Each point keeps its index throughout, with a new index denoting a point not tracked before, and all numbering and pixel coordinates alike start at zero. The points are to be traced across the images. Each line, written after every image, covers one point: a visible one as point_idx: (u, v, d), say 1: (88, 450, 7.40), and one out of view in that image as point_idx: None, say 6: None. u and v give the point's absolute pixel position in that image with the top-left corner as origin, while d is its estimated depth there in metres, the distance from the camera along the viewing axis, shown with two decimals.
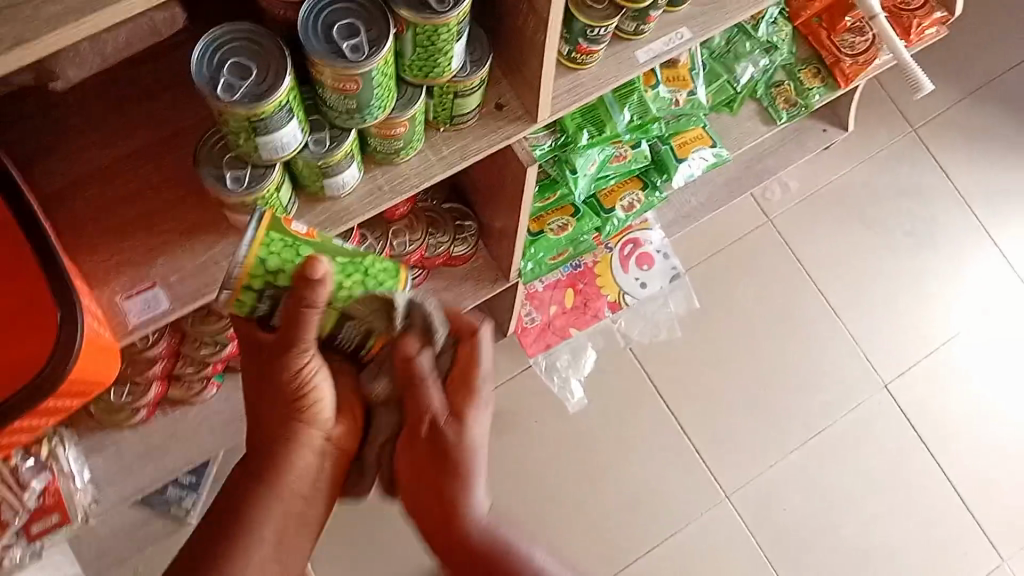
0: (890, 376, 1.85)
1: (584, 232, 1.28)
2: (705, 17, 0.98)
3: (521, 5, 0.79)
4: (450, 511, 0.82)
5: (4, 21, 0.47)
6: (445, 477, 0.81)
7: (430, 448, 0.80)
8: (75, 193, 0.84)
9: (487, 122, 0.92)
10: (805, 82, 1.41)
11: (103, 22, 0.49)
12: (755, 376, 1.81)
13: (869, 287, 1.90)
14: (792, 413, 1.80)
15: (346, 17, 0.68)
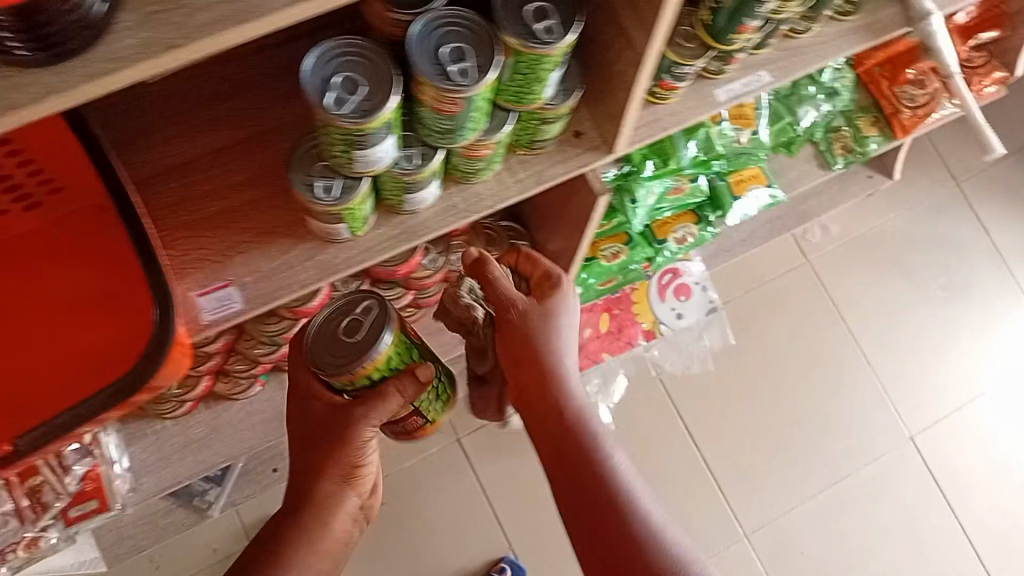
0: (916, 428, 1.84)
1: (635, 261, 1.28)
2: (785, 61, 0.98)
3: (616, 39, 0.79)
4: (539, 397, 0.87)
5: (152, 25, 0.47)
6: (535, 367, 0.88)
7: (516, 337, 0.89)
8: (157, 185, 0.84)
9: (564, 149, 0.92)
10: (863, 129, 1.40)
11: (244, 35, 0.49)
12: (782, 415, 1.81)
13: (901, 337, 1.90)
14: (816, 457, 1.80)
15: (456, 38, 0.68)
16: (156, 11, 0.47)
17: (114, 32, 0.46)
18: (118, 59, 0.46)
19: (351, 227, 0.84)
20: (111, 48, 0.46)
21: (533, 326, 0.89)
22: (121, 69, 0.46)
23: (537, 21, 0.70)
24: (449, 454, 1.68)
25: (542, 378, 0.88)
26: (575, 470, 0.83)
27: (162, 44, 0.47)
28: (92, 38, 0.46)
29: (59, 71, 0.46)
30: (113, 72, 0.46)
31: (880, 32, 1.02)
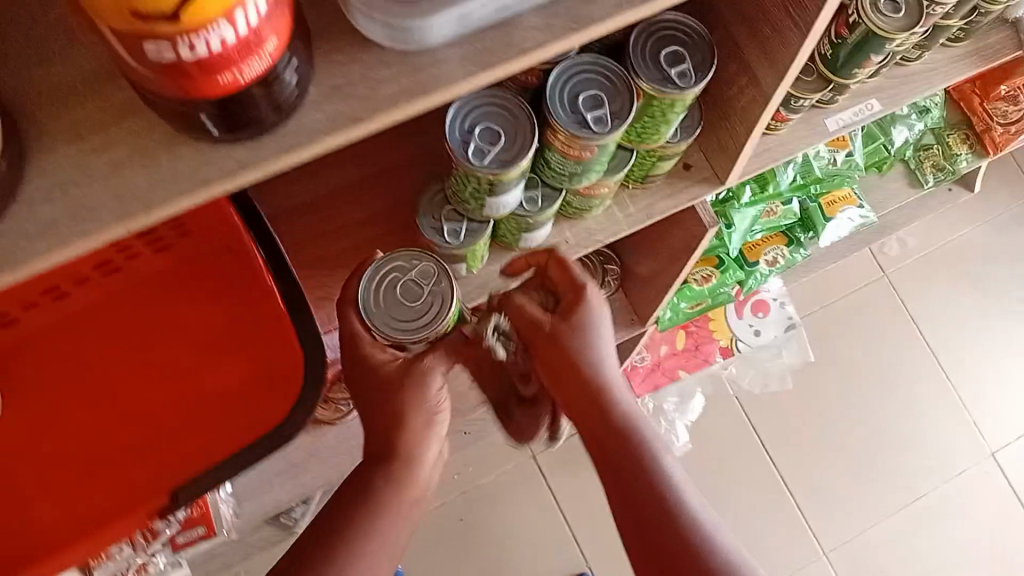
0: (998, 445, 1.80)
1: (726, 284, 1.26)
2: (895, 89, 0.97)
3: (738, 77, 0.79)
4: (585, 403, 0.77)
5: (339, 99, 0.47)
6: (576, 379, 0.77)
7: (552, 346, 0.77)
8: (280, 226, 0.86)
9: (673, 182, 0.91)
10: (953, 147, 1.38)
11: (425, 106, 0.49)
12: (859, 431, 1.78)
13: (982, 351, 1.86)
14: (894, 473, 1.77)
15: (591, 87, 0.69)
16: (342, 84, 0.48)
17: (304, 107, 0.47)
18: (308, 133, 0.47)
19: (469, 266, 0.85)
20: (302, 123, 0.47)
21: (569, 333, 0.77)
22: (310, 143, 0.47)
23: (672, 66, 0.69)
24: (525, 471, 1.68)
25: (584, 383, 0.77)
26: (626, 476, 0.74)
27: (351, 117, 0.47)
28: (285, 116, 0.46)
29: (251, 147, 0.47)
30: (304, 146, 0.47)
31: (990, 57, 1.00)
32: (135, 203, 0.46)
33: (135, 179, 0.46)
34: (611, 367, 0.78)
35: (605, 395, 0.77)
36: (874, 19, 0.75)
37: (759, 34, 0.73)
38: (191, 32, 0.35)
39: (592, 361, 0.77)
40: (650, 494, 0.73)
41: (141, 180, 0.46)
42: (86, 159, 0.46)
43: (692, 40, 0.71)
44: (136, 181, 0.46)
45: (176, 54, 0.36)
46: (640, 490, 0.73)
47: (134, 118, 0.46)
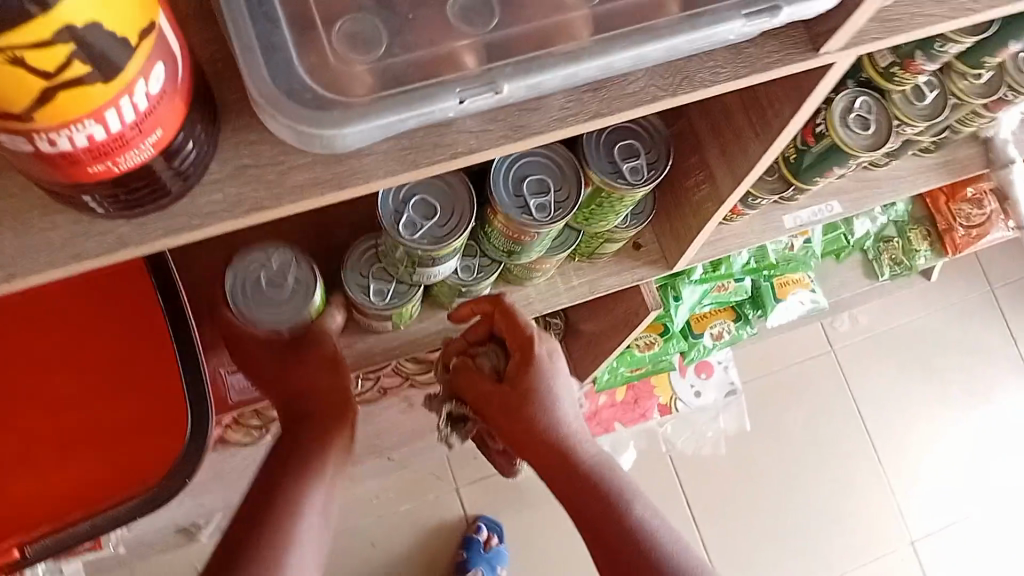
0: (920, 531, 1.81)
1: (668, 352, 1.24)
2: (859, 193, 0.95)
3: (696, 170, 0.75)
4: (546, 451, 0.77)
5: (241, 181, 0.43)
6: (540, 433, 0.77)
7: (508, 405, 0.78)
8: (199, 254, 0.80)
9: (621, 260, 0.88)
10: (914, 242, 1.37)
11: (337, 198, 0.45)
12: (786, 503, 1.78)
13: (917, 437, 1.86)
14: (816, 547, 1.77)
15: (537, 170, 0.65)
16: (249, 166, 0.43)
17: (201, 187, 0.43)
18: (202, 215, 0.43)
19: (397, 323, 0.81)
20: (196, 203, 0.43)
21: (531, 389, 0.77)
22: (201, 228, 0.43)
23: (625, 159, 0.66)
24: (445, 502, 1.68)
25: (542, 435, 0.77)
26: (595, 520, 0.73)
27: (252, 204, 0.43)
28: (176, 197, 0.42)
29: (135, 223, 0.42)
30: (193, 230, 0.43)
31: (958, 172, 0.98)
32: None
33: (0, 243, 0.42)
34: (571, 420, 0.79)
35: (570, 446, 0.77)
36: (841, 134, 0.73)
37: (722, 133, 0.70)
38: (49, 130, 0.31)
39: (552, 416, 0.77)
40: (627, 537, 0.72)
41: (7, 245, 0.42)
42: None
43: (648, 133, 0.68)
44: (1, 245, 0.41)
45: (35, 146, 0.32)
46: (615, 533, 0.72)
47: (7, 175, 0.42)
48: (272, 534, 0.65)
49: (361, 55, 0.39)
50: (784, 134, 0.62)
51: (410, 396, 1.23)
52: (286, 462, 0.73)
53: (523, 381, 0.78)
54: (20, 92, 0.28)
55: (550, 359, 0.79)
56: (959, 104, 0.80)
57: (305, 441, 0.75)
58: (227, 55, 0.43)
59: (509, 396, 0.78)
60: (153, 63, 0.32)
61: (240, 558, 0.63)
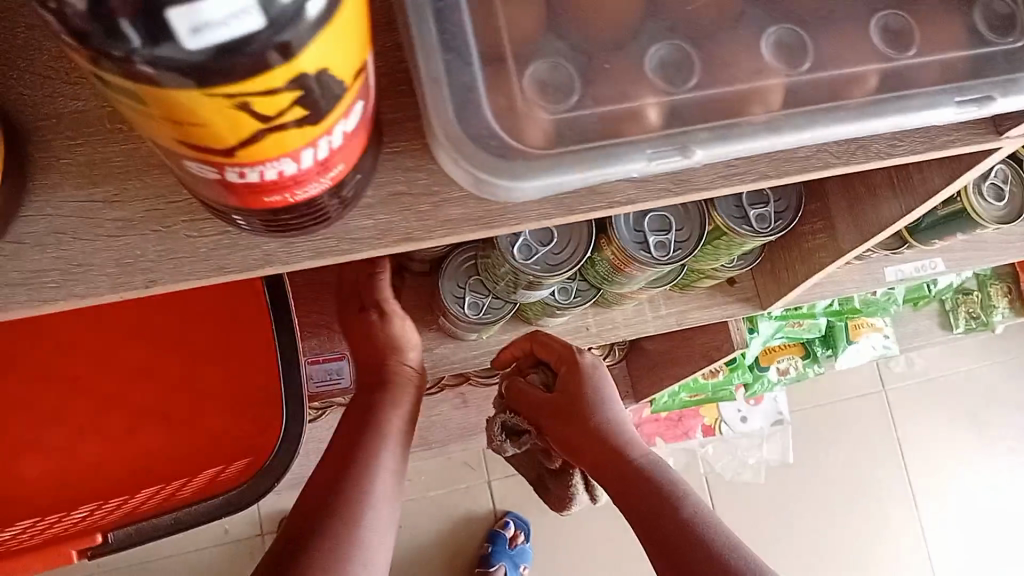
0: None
1: (731, 381, 1.22)
2: (964, 253, 0.91)
3: (814, 218, 0.72)
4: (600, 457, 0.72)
5: (393, 209, 0.41)
6: (588, 435, 0.73)
7: (560, 414, 0.76)
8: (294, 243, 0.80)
9: (714, 295, 0.85)
10: (994, 298, 1.32)
11: (484, 233, 0.43)
12: (816, 539, 1.75)
13: (965, 490, 1.82)
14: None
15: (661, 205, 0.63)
16: (402, 194, 0.41)
17: (350, 211, 0.41)
18: (352, 240, 0.41)
19: (480, 333, 0.79)
20: (345, 226, 0.41)
21: (577, 394, 0.75)
22: (351, 252, 0.41)
23: (752, 206, 0.63)
24: (475, 494, 1.67)
25: (593, 443, 0.73)
26: (652, 518, 0.66)
27: (401, 234, 0.41)
28: (330, 221, 0.40)
29: (281, 241, 0.41)
30: (342, 254, 0.41)
31: None
32: (137, 272, 0.40)
33: (143, 247, 0.40)
34: (625, 425, 0.74)
35: (621, 447, 0.72)
36: (974, 203, 0.69)
37: (851, 187, 0.67)
38: (241, 164, 0.29)
39: (601, 421, 0.74)
40: (678, 534, 0.64)
41: (149, 249, 0.40)
42: (92, 208, 0.40)
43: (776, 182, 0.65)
44: (143, 247, 0.40)
45: (222, 176, 0.30)
46: (663, 531, 0.65)
47: (157, 177, 0.40)
48: (324, 522, 0.63)
49: (561, 100, 0.37)
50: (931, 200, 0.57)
51: (464, 393, 1.22)
52: (342, 443, 0.70)
53: (568, 387, 0.76)
54: (226, 130, 0.26)
55: (596, 366, 0.77)
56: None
57: (362, 421, 0.71)
58: (394, 73, 0.41)
59: (557, 405, 0.76)
60: (355, 103, 0.30)
61: (297, 546, 0.61)
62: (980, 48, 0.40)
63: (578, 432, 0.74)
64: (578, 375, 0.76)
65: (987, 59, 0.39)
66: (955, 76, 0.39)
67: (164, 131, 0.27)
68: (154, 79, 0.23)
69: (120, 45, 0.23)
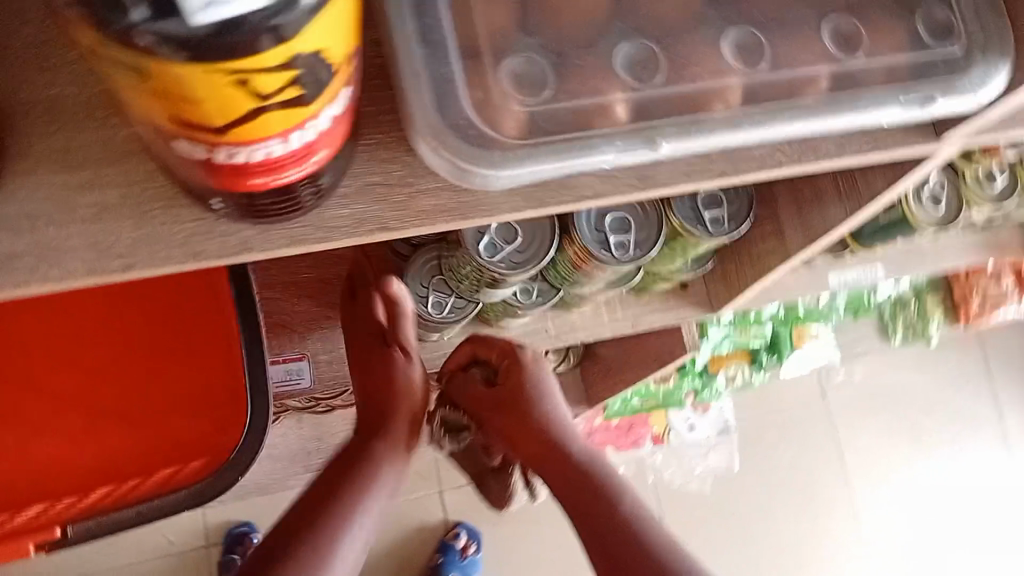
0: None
1: (680, 387, 1.25)
2: (903, 260, 0.96)
3: (763, 221, 0.75)
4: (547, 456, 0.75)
5: (368, 197, 0.42)
6: (535, 435, 0.76)
7: (500, 410, 0.78)
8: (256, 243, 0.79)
9: (668, 299, 0.87)
10: (929, 308, 1.38)
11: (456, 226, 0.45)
12: (760, 545, 1.78)
13: (903, 500, 1.88)
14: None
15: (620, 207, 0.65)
16: (377, 184, 0.42)
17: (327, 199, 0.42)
18: (328, 230, 0.42)
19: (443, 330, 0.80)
20: (321, 214, 0.42)
21: (520, 390, 0.77)
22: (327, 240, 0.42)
23: (708, 208, 0.66)
24: (428, 504, 1.67)
25: (541, 444, 0.76)
26: (596, 512, 0.69)
27: (375, 222, 0.42)
28: (304, 209, 0.41)
29: (258, 228, 0.41)
30: (319, 242, 0.42)
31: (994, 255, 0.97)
32: (113, 258, 0.41)
33: (113, 232, 0.41)
34: (561, 418, 0.78)
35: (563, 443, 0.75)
36: (913, 206, 0.72)
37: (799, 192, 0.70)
38: (233, 145, 0.30)
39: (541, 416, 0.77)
40: (619, 528, 0.68)
41: (126, 236, 0.41)
42: (61, 194, 0.40)
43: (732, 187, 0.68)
44: (120, 233, 0.41)
45: (210, 156, 0.31)
46: (606, 522, 0.68)
47: (128, 166, 0.41)
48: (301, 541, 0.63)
49: (532, 95, 0.40)
50: (873, 204, 0.60)
51: None
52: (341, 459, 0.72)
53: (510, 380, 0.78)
54: (215, 106, 0.27)
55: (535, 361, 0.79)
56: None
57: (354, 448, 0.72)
58: (371, 64, 0.43)
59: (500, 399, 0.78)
60: (344, 88, 0.31)
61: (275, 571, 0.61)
62: (919, 54, 0.43)
63: (524, 427, 0.77)
64: (519, 372, 0.78)
65: (927, 63, 0.42)
66: (900, 77, 0.42)
67: (156, 106, 0.28)
68: (151, 49, 0.25)
69: (119, 18, 0.25)
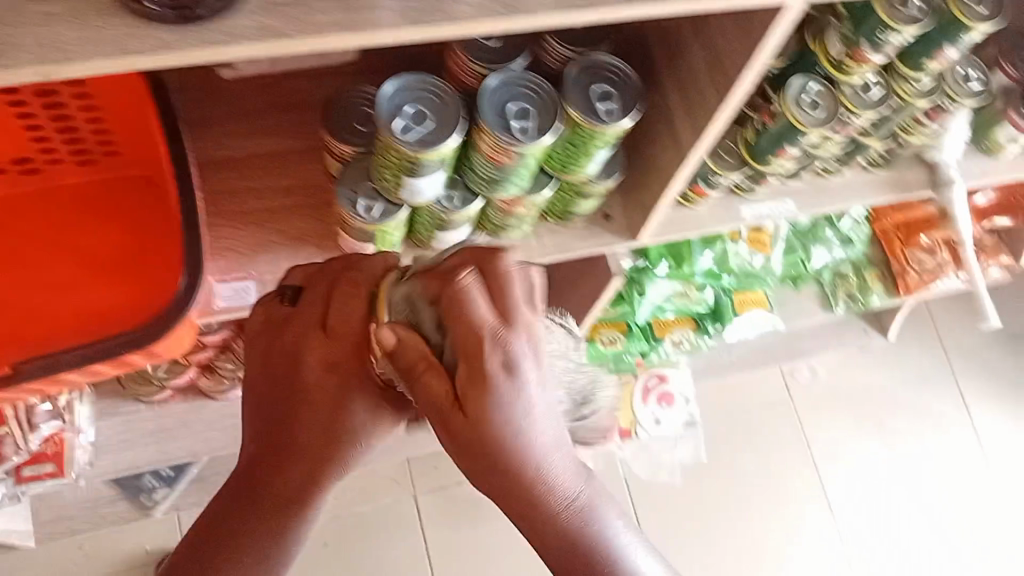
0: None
1: (630, 352, 1.32)
2: (813, 196, 1.04)
3: (663, 134, 0.85)
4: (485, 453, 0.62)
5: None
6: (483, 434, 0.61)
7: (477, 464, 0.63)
8: (244, 163, 0.88)
9: (592, 227, 0.96)
10: (869, 280, 1.44)
11: (371, 42, 0.54)
12: (758, 550, 1.63)
13: (911, 509, 1.71)
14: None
15: (504, 34, 0.76)
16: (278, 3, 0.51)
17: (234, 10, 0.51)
18: (232, 36, 0.50)
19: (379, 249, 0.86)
20: (227, 24, 0.50)
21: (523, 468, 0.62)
22: (243, 43, 0.50)
23: (600, 100, 0.75)
24: (402, 510, 1.55)
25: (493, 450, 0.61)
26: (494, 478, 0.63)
27: (274, 32, 0.51)
28: (217, 11, 0.50)
29: (180, 30, 0.50)
30: (226, 45, 0.50)
31: (905, 189, 1.08)
32: (53, 52, 0.48)
33: (23, 32, 0.48)
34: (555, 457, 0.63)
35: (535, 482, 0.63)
36: (793, 110, 0.83)
37: (688, 99, 0.79)
38: None
39: (536, 460, 0.62)
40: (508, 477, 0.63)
41: (65, 32, 0.48)
42: (35, 14, 0.48)
43: (625, 84, 0.77)
44: (60, 34, 0.48)
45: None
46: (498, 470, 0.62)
47: None
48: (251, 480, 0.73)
49: None
50: (749, 65, 0.69)
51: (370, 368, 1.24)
52: (290, 457, 0.72)
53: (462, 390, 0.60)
54: None
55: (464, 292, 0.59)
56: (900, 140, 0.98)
57: (288, 357, 0.71)
58: None
59: (467, 348, 0.59)
60: None
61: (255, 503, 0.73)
62: None
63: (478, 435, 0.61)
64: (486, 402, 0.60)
65: None
66: None
67: None
68: None
69: None
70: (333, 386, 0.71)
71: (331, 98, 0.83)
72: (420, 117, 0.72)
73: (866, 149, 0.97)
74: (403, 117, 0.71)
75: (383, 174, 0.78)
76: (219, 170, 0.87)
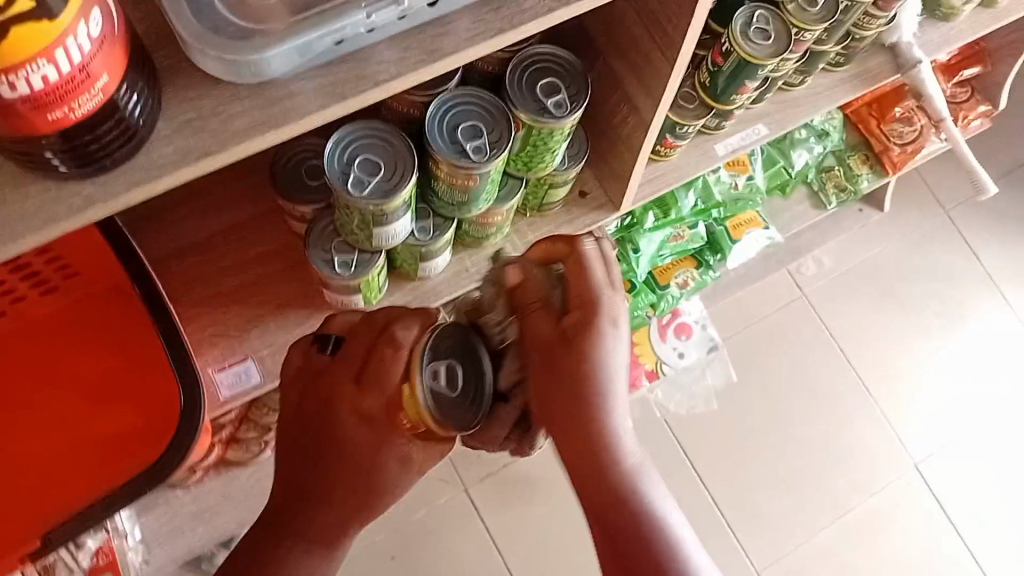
0: (951, 498, 1.62)
1: (640, 308, 1.29)
2: (782, 113, 1.01)
3: (620, 105, 0.81)
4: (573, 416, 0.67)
5: (188, 110, 0.48)
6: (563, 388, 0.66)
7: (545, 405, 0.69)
8: (208, 246, 0.85)
9: (571, 209, 0.93)
10: (855, 168, 1.42)
11: (300, 130, 0.50)
12: (812, 452, 1.63)
13: (948, 368, 1.71)
14: (839, 520, 1.59)
15: None
16: (192, 119, 0.48)
17: (153, 142, 0.47)
18: (157, 167, 0.47)
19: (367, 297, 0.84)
20: (150, 158, 0.47)
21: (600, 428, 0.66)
22: (171, 173, 0.47)
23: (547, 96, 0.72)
24: (457, 504, 1.48)
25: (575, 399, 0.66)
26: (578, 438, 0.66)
27: (199, 152, 0.48)
28: (134, 149, 0.46)
29: (101, 181, 0.47)
30: (154, 180, 0.47)
31: (872, 80, 1.05)
32: None
33: None
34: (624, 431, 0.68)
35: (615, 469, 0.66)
36: (743, 46, 0.80)
37: (636, 67, 0.76)
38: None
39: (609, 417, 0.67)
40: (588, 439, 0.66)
41: None
42: None
43: (568, 70, 0.74)
44: None
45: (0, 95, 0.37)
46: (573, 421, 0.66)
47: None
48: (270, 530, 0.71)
49: None
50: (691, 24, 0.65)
51: None
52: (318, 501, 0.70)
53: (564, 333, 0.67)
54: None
55: None
56: (856, 35, 0.95)
57: (323, 405, 0.70)
58: None
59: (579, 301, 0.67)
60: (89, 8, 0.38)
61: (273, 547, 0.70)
62: None
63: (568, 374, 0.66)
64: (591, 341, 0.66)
65: None
66: None
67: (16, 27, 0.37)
68: None
69: None
70: (369, 435, 0.69)
71: (276, 157, 0.79)
72: (369, 170, 0.69)
73: (825, 56, 0.94)
74: (350, 174, 0.68)
75: (352, 231, 0.75)
76: (186, 260, 0.85)
